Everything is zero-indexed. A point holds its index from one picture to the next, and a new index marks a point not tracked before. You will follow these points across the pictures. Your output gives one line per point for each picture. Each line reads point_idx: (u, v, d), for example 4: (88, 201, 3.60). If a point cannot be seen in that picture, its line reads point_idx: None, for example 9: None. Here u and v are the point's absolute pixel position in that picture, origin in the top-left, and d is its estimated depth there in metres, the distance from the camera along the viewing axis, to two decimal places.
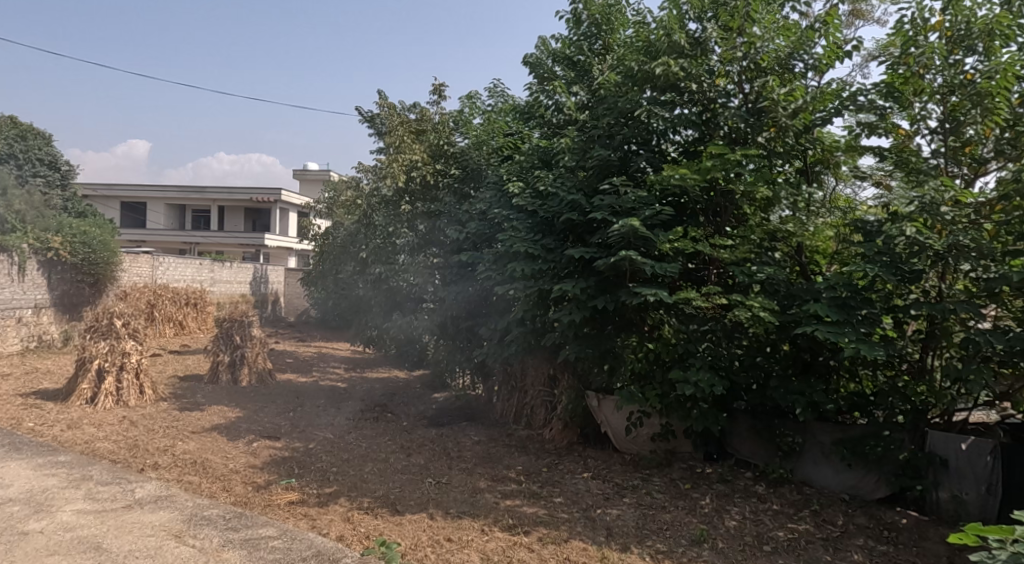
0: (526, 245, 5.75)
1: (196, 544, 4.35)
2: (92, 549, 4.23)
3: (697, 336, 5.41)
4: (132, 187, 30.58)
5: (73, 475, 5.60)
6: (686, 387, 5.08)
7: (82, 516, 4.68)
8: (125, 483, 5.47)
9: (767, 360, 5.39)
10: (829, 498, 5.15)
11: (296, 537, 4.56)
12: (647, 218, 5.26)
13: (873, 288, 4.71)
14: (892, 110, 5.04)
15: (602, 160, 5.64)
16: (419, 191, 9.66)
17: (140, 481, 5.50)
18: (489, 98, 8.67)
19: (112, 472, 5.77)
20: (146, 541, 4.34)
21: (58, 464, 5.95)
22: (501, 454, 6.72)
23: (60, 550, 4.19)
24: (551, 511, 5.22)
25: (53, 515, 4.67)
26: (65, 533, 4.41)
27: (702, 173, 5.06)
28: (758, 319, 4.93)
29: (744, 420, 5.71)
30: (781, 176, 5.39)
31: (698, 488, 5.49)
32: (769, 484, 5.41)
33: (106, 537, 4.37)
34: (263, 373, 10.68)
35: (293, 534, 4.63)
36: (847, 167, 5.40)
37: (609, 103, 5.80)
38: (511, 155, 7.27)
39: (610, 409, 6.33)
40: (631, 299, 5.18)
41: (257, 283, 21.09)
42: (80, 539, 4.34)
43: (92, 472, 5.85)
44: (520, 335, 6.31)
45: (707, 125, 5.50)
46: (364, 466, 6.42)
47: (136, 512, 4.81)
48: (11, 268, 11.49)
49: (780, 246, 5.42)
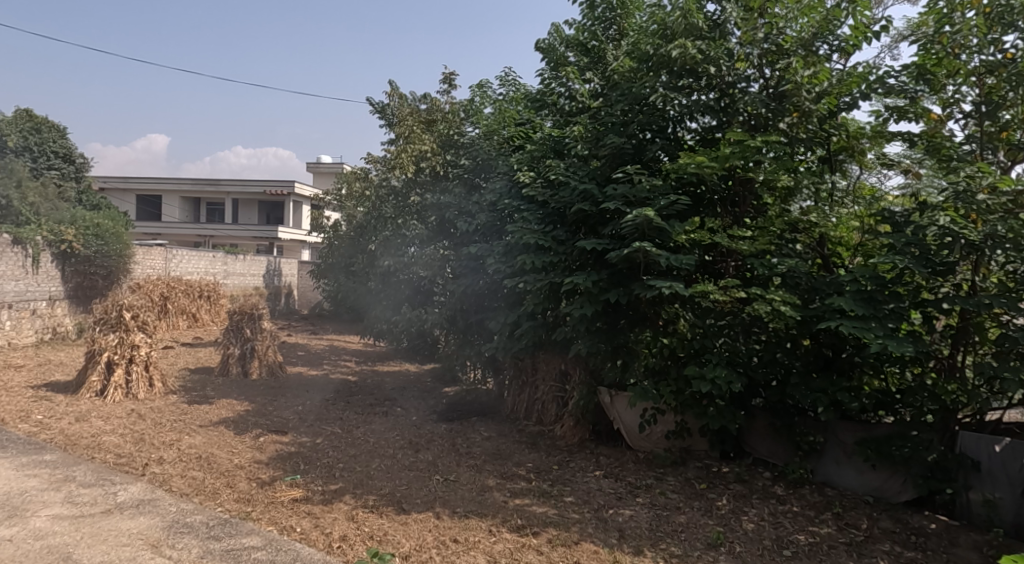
0: (536, 237, 5.57)
1: (172, 555, 4.21)
2: (61, 560, 4.11)
3: (714, 331, 5.21)
4: (148, 180, 30.74)
5: (57, 477, 5.50)
6: (702, 385, 4.91)
7: (57, 523, 4.56)
8: (109, 485, 5.36)
9: (787, 356, 5.15)
10: (852, 501, 4.93)
11: (281, 549, 4.39)
12: (663, 208, 5.07)
13: (901, 281, 4.46)
14: (923, 94, 4.76)
15: (616, 148, 5.46)
16: (429, 182, 9.48)
17: (124, 484, 5.40)
18: (501, 86, 8.47)
19: (97, 473, 5.67)
20: (120, 552, 4.22)
21: (42, 464, 5.83)
22: (511, 450, 6.56)
23: (27, 561, 4.07)
24: (561, 511, 5.05)
25: (27, 522, 4.56)
26: (35, 542, 4.30)
27: (721, 161, 4.87)
28: (779, 313, 4.73)
29: (762, 417, 5.50)
30: (803, 165, 5.17)
31: (714, 488, 5.30)
32: (788, 484, 5.21)
33: (77, 547, 4.25)
34: (274, 366, 10.59)
35: (284, 543, 4.49)
36: (873, 155, 5.14)
37: (623, 89, 5.59)
38: (522, 145, 7.07)
39: (623, 405, 6.18)
40: (644, 293, 5.00)
41: (270, 276, 21.06)
42: (51, 549, 4.22)
43: (88, 470, 5.74)
44: (530, 329, 6.14)
45: (724, 112, 5.25)
46: (371, 462, 6.28)
47: (114, 518, 4.68)
48: (26, 260, 11.49)
49: (801, 237, 5.17)
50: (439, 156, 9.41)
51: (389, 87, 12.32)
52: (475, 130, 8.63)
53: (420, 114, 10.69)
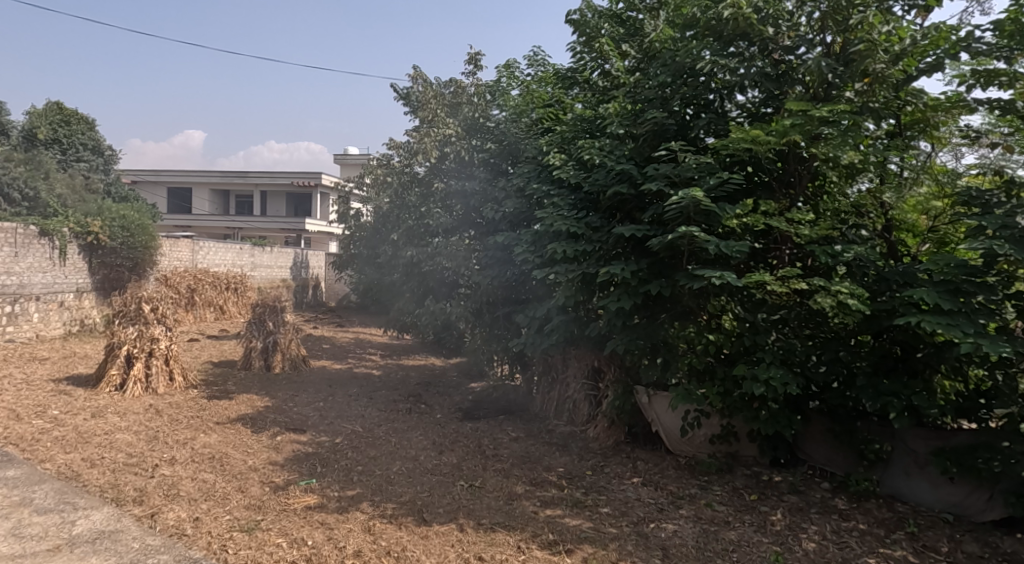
0: (568, 223, 5.13)
1: None
2: None
3: (766, 326, 4.72)
4: (179, 173, 30.90)
5: (12, 500, 4.96)
6: (755, 387, 4.43)
7: None
8: (68, 511, 4.81)
9: (851, 355, 4.65)
10: (927, 520, 4.40)
11: None
12: (711, 189, 4.57)
13: (992, 271, 3.95)
14: (1017, 54, 4.21)
15: (657, 124, 4.97)
16: (455, 168, 9.06)
17: (95, 505, 4.91)
18: (528, 66, 7.99)
19: (73, 487, 5.24)
20: None
21: (5, 482, 5.30)
22: (541, 453, 6.10)
23: None
24: (597, 525, 4.59)
25: None
26: None
27: (778, 136, 4.38)
28: (845, 308, 4.26)
29: (819, 421, 4.97)
30: (869, 140, 4.59)
31: (766, 500, 4.81)
32: (851, 498, 4.71)
33: None
34: (297, 360, 10.25)
35: None
36: (947, 128, 4.63)
37: (665, 60, 5.12)
38: (551, 127, 6.60)
39: (662, 406, 5.64)
40: (689, 283, 4.50)
41: (298, 268, 20.92)
42: None
43: (52, 490, 5.18)
44: (562, 324, 5.69)
45: (779, 81, 4.72)
46: (392, 465, 5.88)
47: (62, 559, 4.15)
48: (53, 252, 11.31)
49: (868, 223, 4.76)
50: (463, 141, 8.96)
51: (412, 72, 11.93)
52: (502, 113, 8.15)
53: (444, 97, 10.63)
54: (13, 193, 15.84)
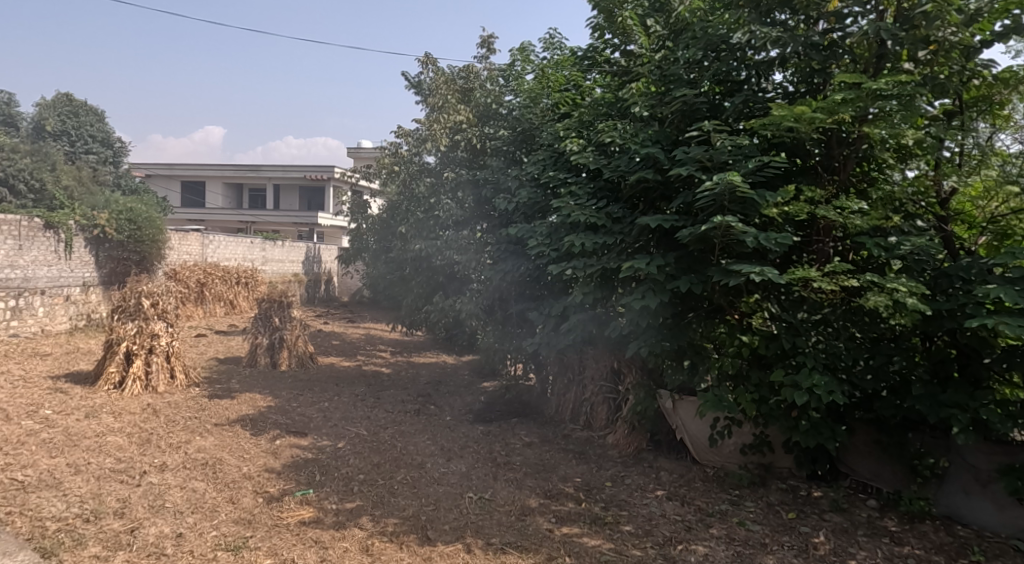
0: (587, 214, 4.69)
1: None
2: None
3: (807, 327, 4.24)
4: (192, 166, 30.69)
5: None
6: (798, 396, 3.96)
7: None
8: None
9: (905, 360, 4.17)
10: (994, 546, 3.93)
11: None
12: (748, 173, 4.09)
13: None
14: None
15: (686, 103, 4.52)
16: (467, 157, 8.66)
17: (60, 523, 4.45)
18: (544, 49, 7.50)
19: (47, 499, 4.83)
20: None
21: None
22: (556, 461, 5.66)
23: None
24: (619, 546, 4.14)
25: None
26: None
27: (827, 113, 3.89)
28: (902, 308, 3.77)
29: (864, 431, 4.49)
30: (926, 120, 4.09)
31: (806, 520, 4.34)
32: (902, 518, 4.24)
33: None
34: (305, 357, 9.87)
35: None
36: (1012, 106, 4.17)
37: (696, 32, 4.68)
38: (568, 112, 6.12)
39: (688, 413, 5.16)
40: (723, 280, 4.03)
41: (309, 262, 20.61)
42: None
43: None
44: (579, 323, 5.24)
45: (823, 54, 4.23)
46: (396, 473, 5.45)
47: None
48: (58, 245, 10.98)
49: (923, 213, 4.28)
50: (474, 128, 8.51)
51: (424, 58, 11.50)
52: (516, 97, 7.70)
53: (456, 83, 10.19)
54: (19, 185, 15.64)
